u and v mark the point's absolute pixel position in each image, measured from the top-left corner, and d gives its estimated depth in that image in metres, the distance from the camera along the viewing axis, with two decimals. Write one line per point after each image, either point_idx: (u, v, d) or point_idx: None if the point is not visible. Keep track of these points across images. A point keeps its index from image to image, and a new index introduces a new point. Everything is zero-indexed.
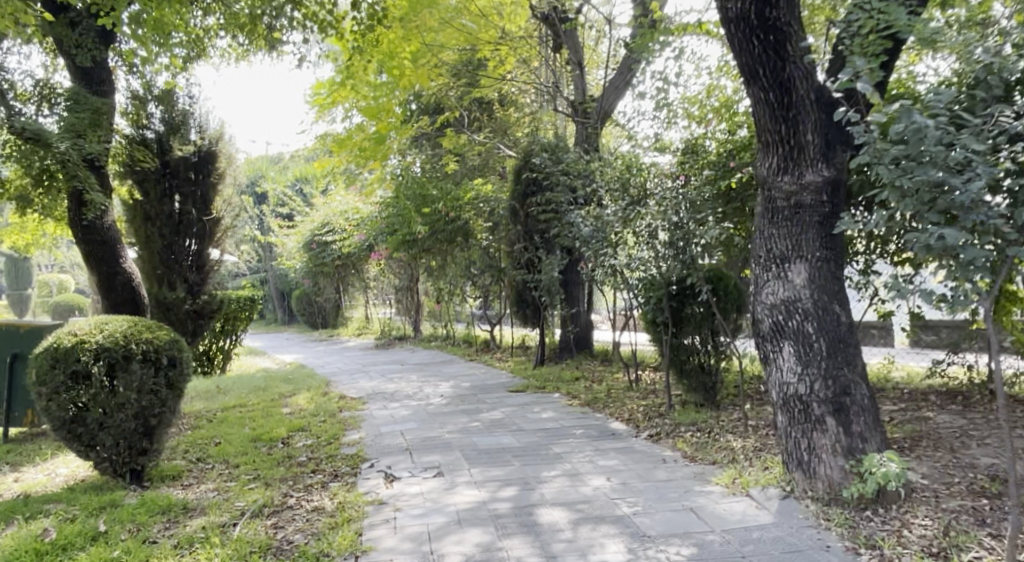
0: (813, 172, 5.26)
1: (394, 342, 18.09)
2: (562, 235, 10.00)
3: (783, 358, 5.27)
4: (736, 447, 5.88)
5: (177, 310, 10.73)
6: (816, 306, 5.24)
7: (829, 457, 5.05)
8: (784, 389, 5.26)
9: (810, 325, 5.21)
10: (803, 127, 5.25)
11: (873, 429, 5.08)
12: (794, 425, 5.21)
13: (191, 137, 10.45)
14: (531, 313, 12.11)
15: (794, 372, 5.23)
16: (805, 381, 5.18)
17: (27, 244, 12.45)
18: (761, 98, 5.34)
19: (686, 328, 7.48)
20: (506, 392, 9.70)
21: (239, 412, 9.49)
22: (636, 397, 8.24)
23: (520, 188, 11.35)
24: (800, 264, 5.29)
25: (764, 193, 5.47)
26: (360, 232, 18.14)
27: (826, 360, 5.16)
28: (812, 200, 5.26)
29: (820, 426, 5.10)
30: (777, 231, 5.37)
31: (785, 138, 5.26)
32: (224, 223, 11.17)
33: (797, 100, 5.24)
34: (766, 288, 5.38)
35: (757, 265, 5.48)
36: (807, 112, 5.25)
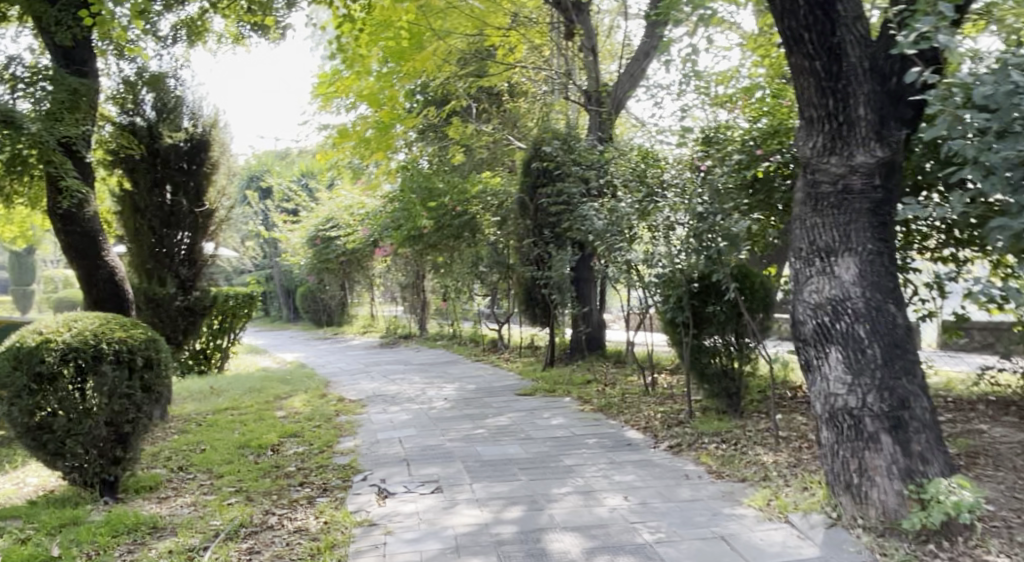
0: (865, 152, 4.75)
1: (399, 340, 17.55)
2: (574, 230, 9.45)
3: (830, 366, 4.71)
4: (768, 463, 5.33)
5: (168, 307, 10.25)
6: (867, 306, 4.71)
7: (884, 480, 4.48)
8: (831, 401, 4.70)
9: (861, 328, 4.67)
10: (854, 100, 4.75)
11: (934, 450, 4.51)
12: (843, 443, 4.64)
13: (184, 123, 10.02)
14: (541, 311, 11.45)
15: (843, 382, 4.67)
16: (856, 393, 4.61)
17: (16, 237, 12.01)
18: (807, 67, 4.85)
19: (709, 329, 6.90)
20: (514, 395, 9.15)
21: (231, 415, 8.97)
22: (653, 403, 7.68)
23: (529, 180, 10.83)
24: (849, 257, 4.78)
25: (808, 178, 4.96)
26: (364, 226, 17.62)
27: (881, 368, 4.60)
28: (862, 184, 4.78)
29: (873, 445, 4.54)
30: (822, 221, 4.87)
31: (833, 113, 4.77)
32: (219, 216, 10.64)
33: (848, 69, 4.76)
34: (809, 286, 4.86)
35: (799, 259, 4.96)
36: (859, 83, 4.76)
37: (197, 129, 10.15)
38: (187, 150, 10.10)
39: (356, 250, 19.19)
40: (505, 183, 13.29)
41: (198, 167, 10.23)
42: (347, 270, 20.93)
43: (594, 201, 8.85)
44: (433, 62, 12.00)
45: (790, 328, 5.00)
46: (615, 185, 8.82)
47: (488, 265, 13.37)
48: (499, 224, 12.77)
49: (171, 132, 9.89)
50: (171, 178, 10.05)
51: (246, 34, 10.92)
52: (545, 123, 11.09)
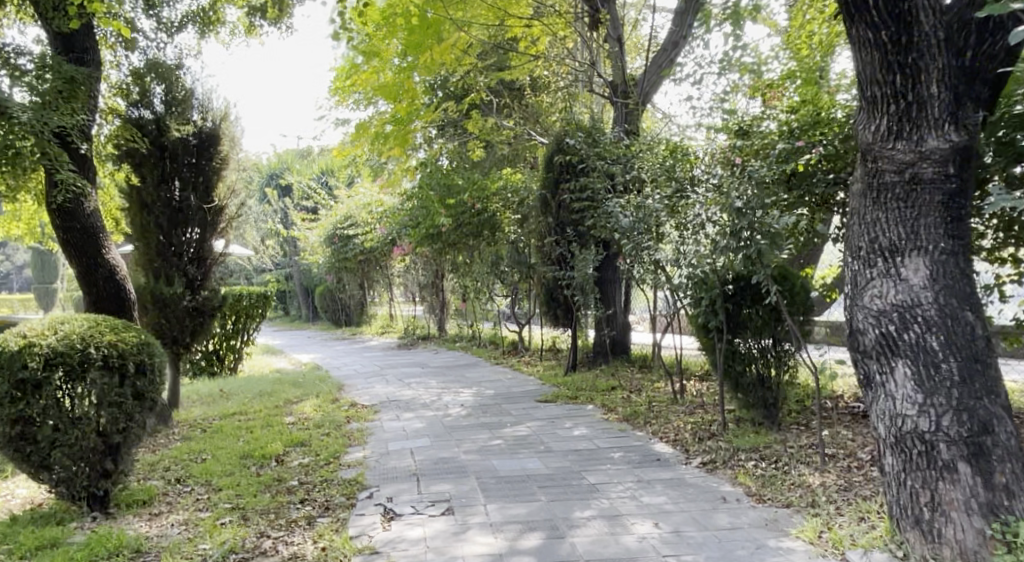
0: (938, 137, 4.30)
1: (418, 341, 17.11)
2: (598, 227, 8.97)
3: (896, 382, 4.30)
4: (816, 487, 4.83)
5: (176, 307, 9.78)
6: (940, 313, 4.30)
7: (962, 516, 4.07)
8: (898, 423, 4.28)
9: (934, 339, 4.26)
10: (926, 77, 4.28)
11: (1019, 481, 4.09)
12: (913, 471, 4.22)
13: (193, 117, 9.69)
14: (563, 313, 10.93)
15: (912, 402, 4.25)
16: (928, 415, 4.19)
17: (25, 234, 11.72)
18: (870, 38, 4.38)
19: (744, 335, 6.39)
20: (534, 402, 8.68)
21: (238, 421, 8.58)
22: (683, 412, 7.18)
23: (552, 175, 10.36)
24: (918, 258, 4.35)
25: (868, 167, 4.52)
26: (382, 224, 17.21)
27: (958, 387, 4.19)
28: (934, 173, 4.32)
29: (949, 475, 4.12)
30: (886, 217, 4.45)
31: (901, 93, 4.32)
32: (229, 212, 10.25)
33: (918, 41, 4.27)
34: (871, 290, 4.44)
35: (858, 259, 4.54)
36: (933, 56, 4.27)
37: (206, 122, 9.79)
38: (196, 144, 9.73)
39: (375, 249, 18.78)
40: (525, 179, 12.82)
41: (207, 161, 9.84)
42: (365, 269, 20.54)
43: (619, 198, 8.36)
44: (452, 54, 11.58)
45: (847, 336, 4.57)
46: (643, 180, 8.33)
47: (508, 265, 12.91)
48: (519, 221, 12.30)
49: (178, 125, 9.54)
50: (179, 173, 9.67)
51: (258, 24, 10.55)
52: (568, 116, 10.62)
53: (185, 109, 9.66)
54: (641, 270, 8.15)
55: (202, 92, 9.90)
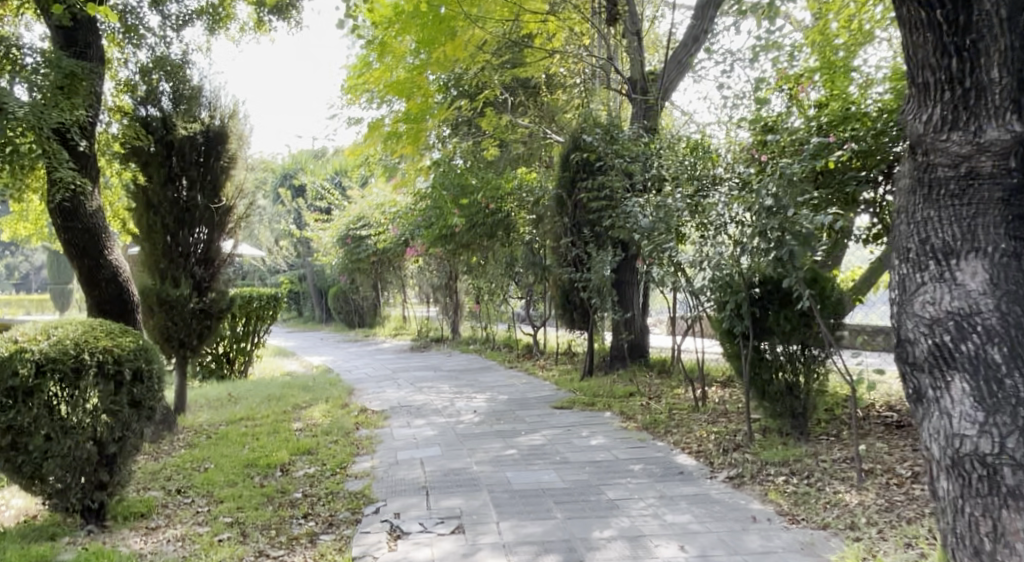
0: (998, 125, 3.81)
1: (431, 344, 16.84)
2: (617, 227, 8.67)
3: (952, 401, 3.78)
4: (854, 507, 4.50)
5: (182, 310, 9.53)
6: (1002, 323, 3.79)
7: None
8: (955, 447, 3.76)
9: (997, 353, 3.74)
10: (985, 57, 3.80)
11: None
12: (972, 500, 3.72)
13: (200, 114, 9.50)
14: (579, 316, 10.62)
15: (972, 424, 3.72)
16: (991, 439, 3.67)
17: (32, 235, 11.54)
18: (920, 12, 3.89)
19: (772, 340, 6.06)
20: (549, 409, 8.38)
21: (244, 427, 8.33)
22: (705, 422, 6.86)
23: (568, 174, 10.07)
24: (976, 261, 3.86)
25: (918, 160, 4.03)
26: (395, 225, 16.97)
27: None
28: (993, 166, 3.84)
29: (1015, 505, 3.62)
30: (939, 215, 3.95)
31: (957, 76, 3.83)
32: (238, 212, 10.02)
33: (978, 17, 3.78)
34: (922, 297, 3.92)
35: (906, 262, 4.03)
36: (994, 35, 3.79)
37: (213, 120, 9.55)
38: (203, 142, 9.50)
39: (387, 249, 18.52)
40: (540, 179, 12.51)
41: (215, 160, 9.64)
42: (378, 271, 20.29)
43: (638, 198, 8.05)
44: (466, 50, 11.32)
45: (893, 347, 4.05)
46: (664, 179, 8.01)
47: (523, 266, 12.61)
48: (534, 222, 12.00)
49: (184, 122, 9.31)
50: (186, 172, 9.43)
51: (268, 19, 10.31)
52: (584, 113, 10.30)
53: (192, 106, 9.44)
54: (661, 272, 7.84)
55: (210, 89, 9.66)
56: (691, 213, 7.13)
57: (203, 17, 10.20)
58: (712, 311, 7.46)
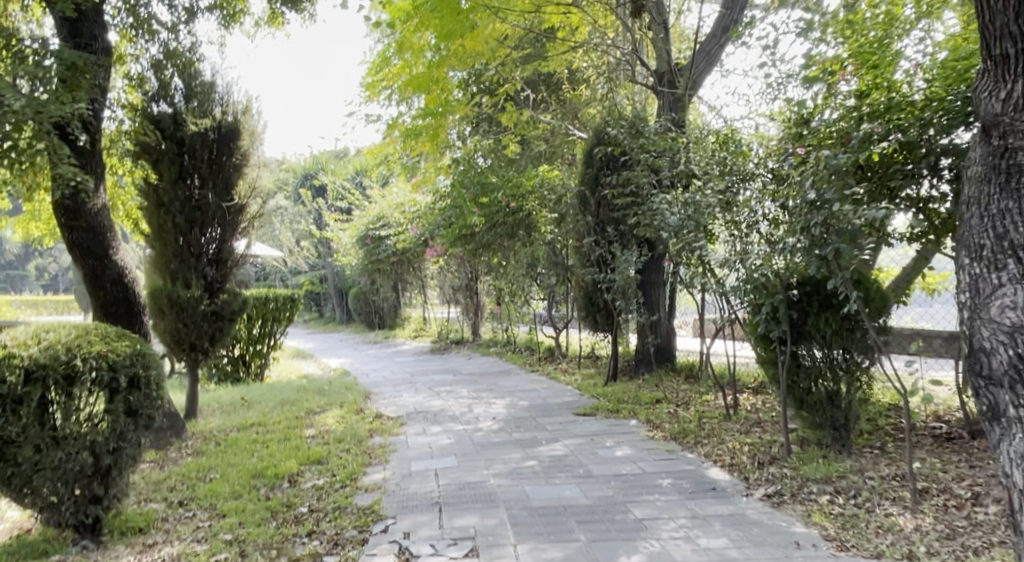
0: None
1: (451, 346, 16.51)
2: (643, 226, 8.27)
3: None
4: (913, 539, 4.16)
5: (193, 312, 9.21)
6: None
7: None
8: None
9: None
10: None
11: None
12: None
13: (213, 110, 9.19)
14: (602, 318, 10.23)
15: None
16: None
17: (42, 236, 11.31)
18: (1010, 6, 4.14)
19: (810, 345, 5.67)
20: (572, 416, 8.01)
21: (256, 433, 8.05)
22: (738, 431, 6.47)
23: (592, 171, 9.70)
24: None
25: (995, 152, 4.22)
26: (415, 225, 16.66)
27: None
28: None
29: None
30: (1017, 211, 4.13)
31: None
32: (251, 210, 9.71)
33: None
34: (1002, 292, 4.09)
35: (980, 260, 4.21)
36: None
37: (226, 116, 9.27)
38: (215, 139, 9.20)
39: (407, 248, 18.20)
40: (562, 177, 12.12)
41: (227, 157, 9.29)
42: (398, 271, 19.99)
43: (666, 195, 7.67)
44: (487, 45, 10.97)
45: (967, 343, 4.21)
46: (694, 174, 7.61)
47: (545, 267, 12.25)
48: (557, 221, 11.60)
49: (195, 118, 9.02)
50: (198, 170, 9.11)
51: (282, 12, 10.02)
52: (608, 108, 9.93)
53: (204, 102, 9.15)
54: (689, 273, 7.45)
55: (223, 83, 9.37)
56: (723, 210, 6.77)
57: (217, 11, 9.93)
58: (745, 314, 7.07)
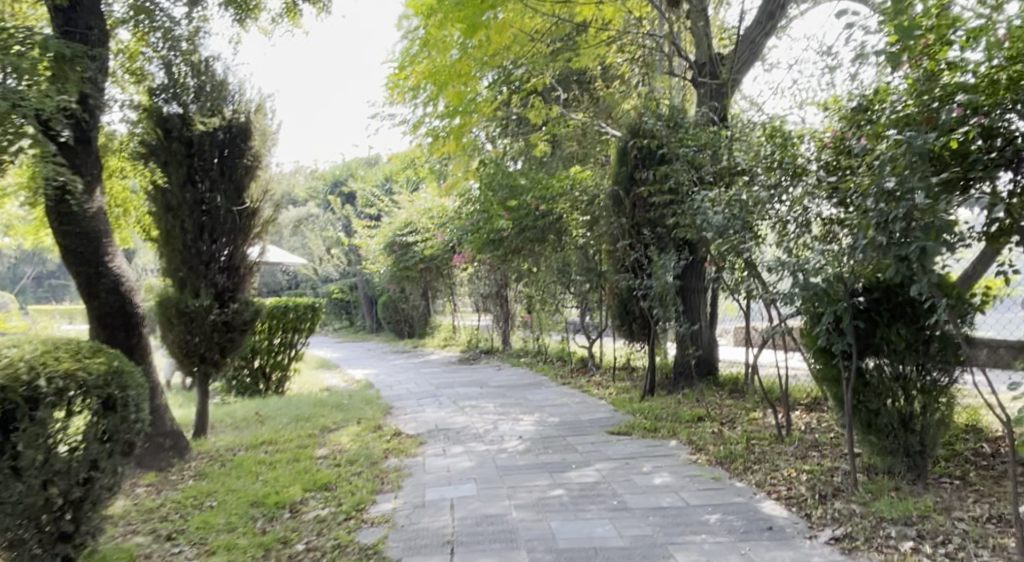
0: None
1: (481, 356, 15.87)
2: (685, 227, 7.57)
3: None
4: None
5: (201, 322, 8.60)
6: None
7: None
8: None
9: None
10: None
11: None
12: None
13: (222, 109, 8.66)
14: (638, 327, 9.51)
15: None
16: None
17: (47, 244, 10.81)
18: None
19: (880, 359, 5.04)
20: (606, 435, 7.34)
21: (265, 453, 7.50)
22: (792, 457, 5.77)
23: (626, 170, 9.05)
24: None
25: None
26: (444, 231, 16.08)
27: None
28: None
29: None
30: None
31: None
32: (264, 215, 9.09)
33: None
34: None
35: None
36: None
37: (237, 115, 8.74)
38: (225, 139, 8.66)
39: (435, 255, 17.58)
40: (595, 177, 11.41)
41: (237, 159, 8.74)
42: (428, 279, 19.40)
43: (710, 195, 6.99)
44: (516, 40, 10.35)
45: None
46: (738, 170, 6.90)
47: (576, 273, 11.55)
48: (589, 224, 10.90)
49: (204, 116, 8.50)
50: (207, 173, 8.56)
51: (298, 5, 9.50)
52: (644, 102, 9.25)
53: (214, 100, 8.60)
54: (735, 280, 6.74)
55: (235, 80, 8.82)
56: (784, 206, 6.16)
57: (230, 7, 9.40)
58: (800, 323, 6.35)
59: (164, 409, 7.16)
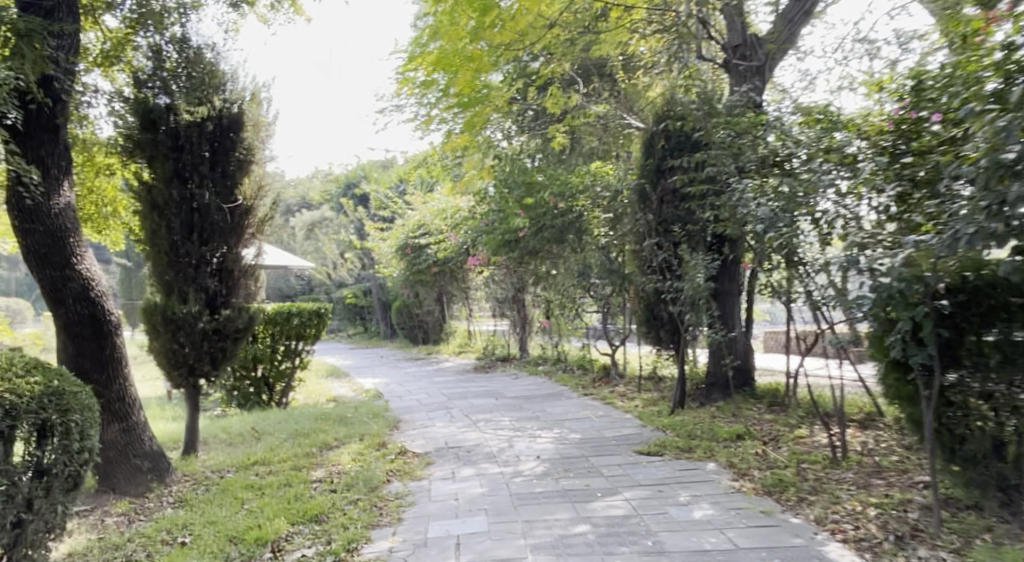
0: None
1: (497, 365, 15.08)
2: (729, 220, 6.82)
3: None
4: None
5: (189, 331, 7.86)
6: None
7: None
8: None
9: None
10: None
11: None
12: None
13: (211, 96, 7.89)
14: (668, 334, 8.70)
15: None
16: None
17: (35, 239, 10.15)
18: None
19: (961, 373, 4.65)
20: (633, 457, 6.56)
21: (258, 474, 6.80)
22: (853, 488, 4.99)
23: (653, 162, 8.36)
24: None
25: None
26: (457, 232, 15.32)
27: None
28: None
29: None
30: None
31: None
32: (259, 214, 8.32)
33: None
34: None
35: None
36: None
37: (229, 105, 7.99)
38: (215, 130, 7.92)
39: (450, 256, 16.83)
40: (618, 171, 10.58)
41: (229, 152, 8.01)
42: (442, 283, 18.63)
43: (755, 188, 6.37)
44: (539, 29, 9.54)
45: None
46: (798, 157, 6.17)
47: (597, 275, 10.74)
48: (611, 222, 10.10)
49: (191, 105, 7.76)
50: (197, 168, 7.84)
51: None
52: (673, 88, 8.48)
53: (202, 88, 7.86)
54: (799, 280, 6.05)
55: (227, 67, 8.07)
56: (839, 200, 5.76)
57: None
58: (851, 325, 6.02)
59: (142, 427, 6.44)
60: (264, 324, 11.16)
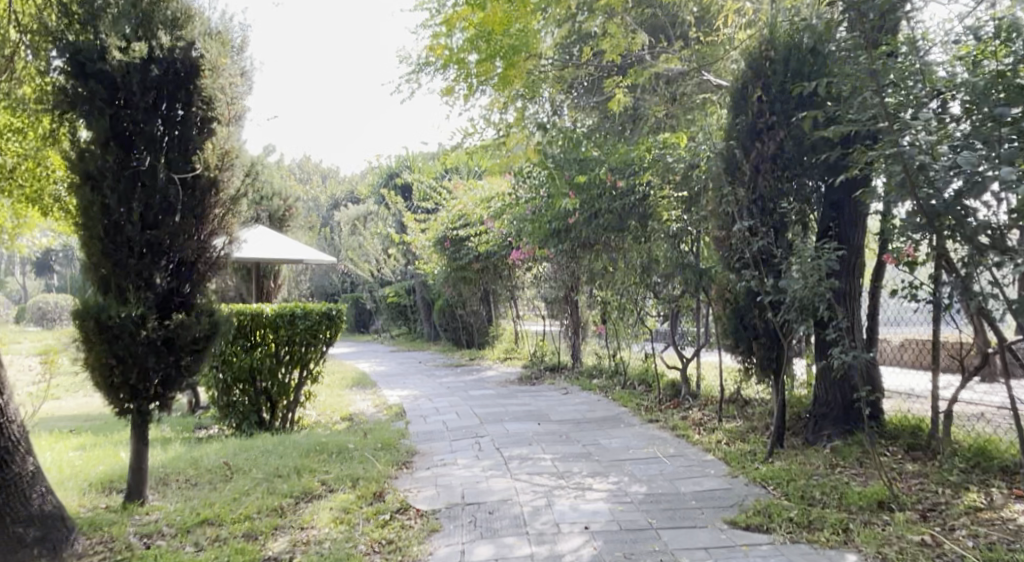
0: None
1: (546, 375, 13.02)
2: (888, 185, 4.78)
3: None
4: None
5: (132, 342, 5.98)
6: None
7: None
8: None
9: None
10: None
11: None
12: None
13: (158, 35, 5.97)
14: (763, 349, 6.55)
15: None
16: None
17: None
18: None
19: None
20: (729, 536, 4.50)
21: (202, 542, 4.97)
22: None
23: (750, 119, 6.24)
24: None
25: None
26: (500, 221, 13.28)
27: None
28: None
29: None
30: None
31: None
32: (230, 190, 6.37)
33: None
34: None
35: None
36: None
37: (183, 46, 6.05)
38: (162, 80, 5.99)
39: (494, 250, 14.86)
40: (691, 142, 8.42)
41: (184, 109, 6.08)
42: (487, 280, 16.59)
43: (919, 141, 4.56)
44: None
45: None
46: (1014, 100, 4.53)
47: (667, 272, 8.62)
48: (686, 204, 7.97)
49: (127, 43, 5.84)
50: (142, 129, 5.95)
51: None
52: (777, 18, 6.29)
53: (144, 20, 5.94)
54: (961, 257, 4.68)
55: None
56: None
57: None
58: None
59: (30, 481, 4.64)
60: (264, 329, 9.27)
